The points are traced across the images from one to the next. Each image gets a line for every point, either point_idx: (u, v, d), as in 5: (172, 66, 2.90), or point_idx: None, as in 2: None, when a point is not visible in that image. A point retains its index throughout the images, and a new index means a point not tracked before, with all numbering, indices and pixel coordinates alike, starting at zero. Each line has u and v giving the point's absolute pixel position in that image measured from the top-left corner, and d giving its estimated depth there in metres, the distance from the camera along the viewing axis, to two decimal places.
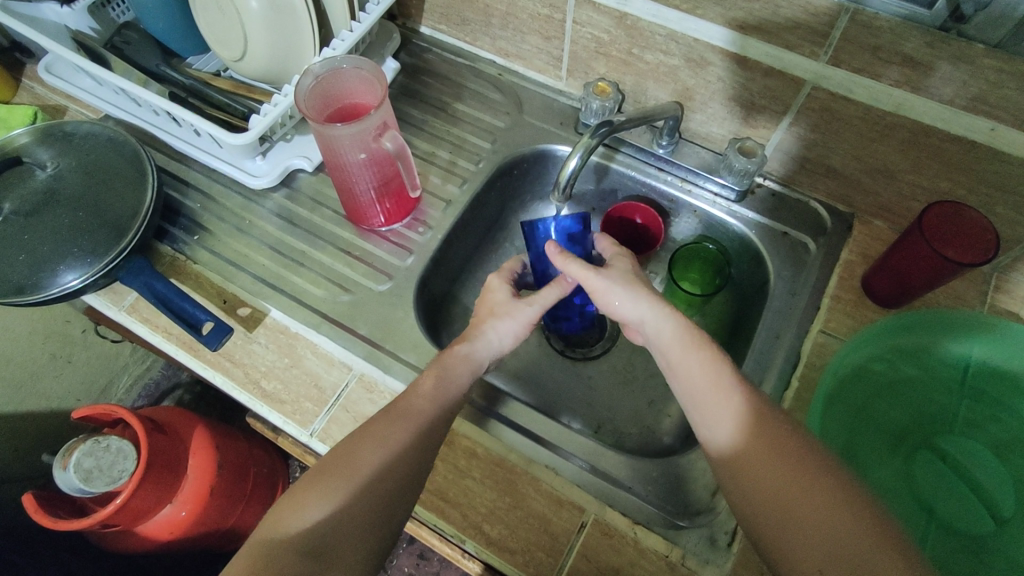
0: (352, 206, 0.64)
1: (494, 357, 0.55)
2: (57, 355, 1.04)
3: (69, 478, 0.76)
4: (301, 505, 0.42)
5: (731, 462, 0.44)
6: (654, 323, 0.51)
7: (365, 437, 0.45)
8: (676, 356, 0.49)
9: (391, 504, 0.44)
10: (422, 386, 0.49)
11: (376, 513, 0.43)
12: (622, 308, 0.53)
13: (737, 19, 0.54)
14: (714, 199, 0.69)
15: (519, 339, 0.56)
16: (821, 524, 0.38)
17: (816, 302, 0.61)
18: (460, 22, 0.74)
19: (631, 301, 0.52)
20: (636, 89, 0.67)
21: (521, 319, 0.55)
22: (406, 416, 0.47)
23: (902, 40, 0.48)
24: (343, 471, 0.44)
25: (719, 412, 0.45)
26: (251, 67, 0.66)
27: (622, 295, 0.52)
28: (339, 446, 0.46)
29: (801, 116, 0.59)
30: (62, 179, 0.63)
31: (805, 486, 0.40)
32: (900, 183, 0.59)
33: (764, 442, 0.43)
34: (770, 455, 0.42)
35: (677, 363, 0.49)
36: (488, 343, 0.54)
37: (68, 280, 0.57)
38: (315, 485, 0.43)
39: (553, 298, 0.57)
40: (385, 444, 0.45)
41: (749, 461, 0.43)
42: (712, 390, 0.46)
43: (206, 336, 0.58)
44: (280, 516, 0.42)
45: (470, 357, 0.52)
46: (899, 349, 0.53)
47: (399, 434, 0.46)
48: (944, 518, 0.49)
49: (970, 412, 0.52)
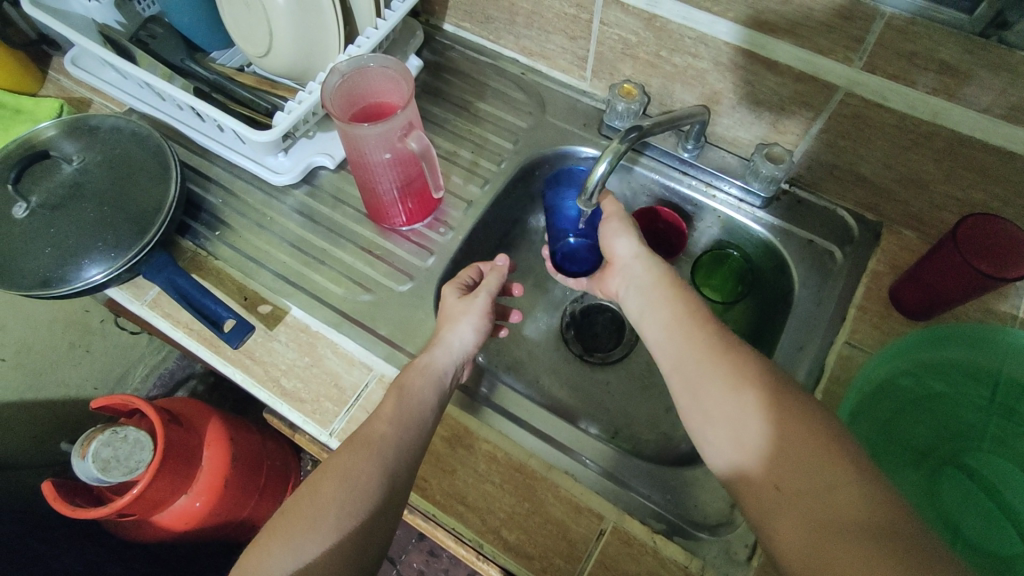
0: (374, 204, 0.64)
1: (460, 360, 0.55)
2: (75, 344, 1.06)
3: (86, 467, 0.78)
4: (270, 548, 0.43)
5: (687, 377, 0.48)
6: (645, 264, 0.56)
7: (329, 473, 0.45)
8: (661, 299, 0.53)
9: (372, 529, 0.44)
10: (384, 411, 0.49)
11: (354, 539, 0.44)
12: (619, 243, 0.58)
13: (769, 23, 0.53)
14: (738, 204, 0.68)
15: (482, 331, 0.57)
16: (833, 503, 0.39)
17: (843, 312, 0.60)
18: (484, 20, 0.74)
19: (630, 239, 0.58)
20: (662, 92, 0.66)
21: (474, 311, 0.56)
22: (367, 447, 0.47)
23: (940, 47, 0.46)
24: (311, 505, 0.44)
25: (728, 379, 0.46)
26: (275, 63, 0.66)
27: (626, 230, 0.58)
28: (355, 451, 0.46)
29: (831, 123, 0.58)
30: (87, 172, 0.63)
31: (777, 421, 0.43)
32: (932, 193, 0.58)
33: (780, 432, 0.42)
34: (786, 444, 0.42)
35: (652, 299, 0.54)
36: (449, 347, 0.54)
37: (92, 275, 0.57)
38: (279, 527, 0.44)
39: (496, 282, 0.58)
40: (349, 479, 0.45)
41: (716, 392, 0.46)
42: (681, 317, 0.51)
43: (227, 333, 0.59)
44: (267, 553, 0.42)
45: (430, 367, 0.52)
46: (928, 365, 0.52)
47: (361, 467, 0.46)
48: (970, 537, 0.48)
49: (1001, 428, 0.51)
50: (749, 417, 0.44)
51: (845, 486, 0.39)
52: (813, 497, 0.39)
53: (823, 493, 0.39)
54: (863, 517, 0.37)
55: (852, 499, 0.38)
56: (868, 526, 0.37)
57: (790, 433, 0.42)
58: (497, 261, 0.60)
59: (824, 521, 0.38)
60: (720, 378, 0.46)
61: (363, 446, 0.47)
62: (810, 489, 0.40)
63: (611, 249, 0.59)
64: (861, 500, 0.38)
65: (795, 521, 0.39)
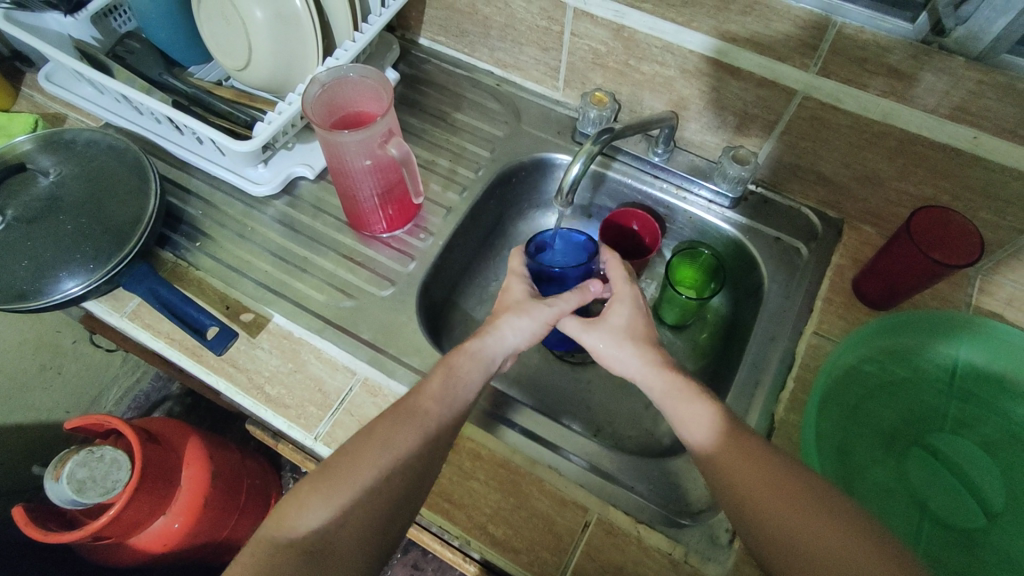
0: (354, 211, 0.65)
1: (509, 352, 0.54)
2: (47, 366, 1.03)
3: (60, 489, 0.75)
4: (304, 504, 0.43)
5: (707, 455, 0.46)
6: (655, 374, 0.50)
7: (368, 440, 0.45)
8: (690, 406, 0.48)
9: (401, 499, 0.45)
10: (433, 386, 0.49)
11: (384, 508, 0.44)
12: (622, 360, 0.53)
13: (729, 32, 0.56)
14: (708, 205, 0.70)
15: (537, 335, 0.55)
16: (775, 518, 0.41)
17: (810, 304, 0.62)
18: (459, 33, 0.76)
19: (635, 355, 0.52)
20: (632, 99, 0.69)
21: (538, 316, 0.54)
22: (412, 416, 0.47)
23: (887, 53, 0.50)
24: (347, 470, 0.44)
25: (694, 410, 0.47)
26: (253, 77, 0.67)
27: (617, 353, 0.53)
28: (385, 420, 0.47)
29: (792, 126, 0.61)
30: (63, 186, 0.63)
31: (769, 485, 0.42)
32: (887, 190, 0.61)
33: (728, 447, 0.45)
34: (733, 458, 0.44)
35: (667, 402, 0.49)
36: (501, 337, 0.53)
37: (69, 287, 0.57)
38: (305, 490, 0.44)
39: (571, 306, 0.56)
40: (389, 449, 0.45)
41: (719, 460, 0.45)
42: (677, 396, 0.49)
43: (211, 340, 0.59)
44: (288, 515, 0.43)
45: (479, 355, 0.52)
46: (888, 351, 0.55)
47: (406, 436, 0.46)
48: (937, 514, 0.49)
49: (960, 410, 0.54)
50: (701, 421, 0.47)
51: (785, 500, 0.41)
52: (770, 517, 0.41)
53: (762, 505, 0.42)
54: (802, 529, 0.40)
55: (792, 514, 0.40)
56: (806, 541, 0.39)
57: (737, 450, 0.45)
58: (585, 286, 0.56)
59: (776, 534, 0.41)
60: (684, 414, 0.48)
61: (409, 414, 0.47)
62: (755, 502, 0.42)
63: (611, 364, 0.54)
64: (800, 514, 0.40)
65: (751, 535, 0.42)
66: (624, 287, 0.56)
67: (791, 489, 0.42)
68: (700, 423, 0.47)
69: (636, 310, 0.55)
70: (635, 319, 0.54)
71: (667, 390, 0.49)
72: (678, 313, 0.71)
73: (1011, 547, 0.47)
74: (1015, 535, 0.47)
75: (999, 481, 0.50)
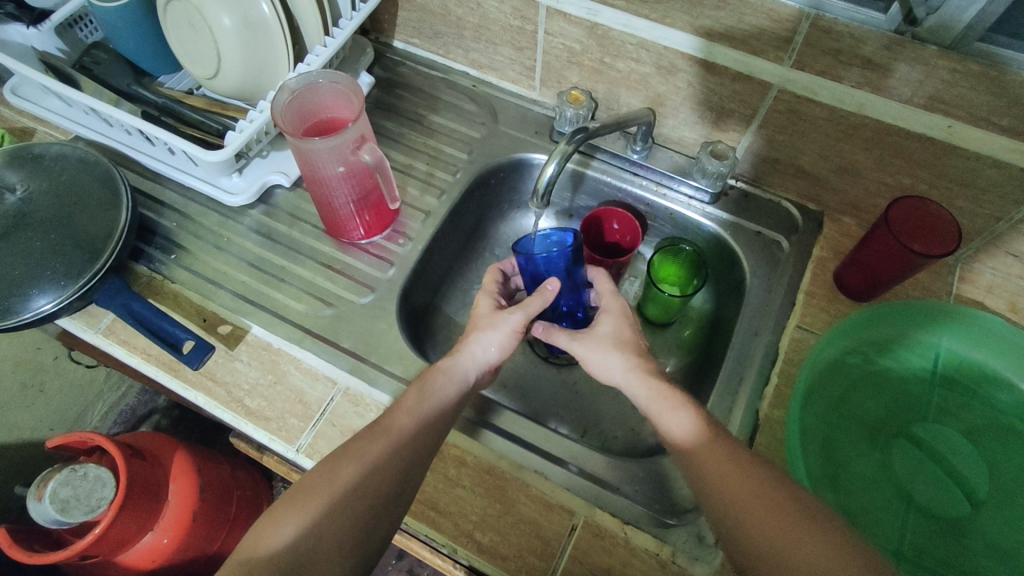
0: (331, 219, 0.64)
1: (482, 368, 0.54)
2: (28, 384, 1.01)
3: (45, 510, 0.73)
4: (281, 520, 0.42)
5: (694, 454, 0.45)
6: (643, 381, 0.50)
7: (347, 455, 0.45)
8: (681, 412, 0.47)
9: (379, 514, 0.44)
10: (406, 402, 0.49)
11: (362, 525, 0.43)
12: (610, 368, 0.53)
13: (704, 26, 0.55)
14: (689, 201, 0.70)
15: (507, 347, 0.55)
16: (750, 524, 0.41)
17: (792, 299, 0.62)
18: (433, 35, 0.75)
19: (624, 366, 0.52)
20: (608, 97, 0.69)
21: (505, 327, 0.54)
22: (386, 434, 0.47)
23: (860, 44, 0.50)
24: (323, 486, 0.44)
25: (677, 415, 0.47)
26: (224, 84, 0.66)
27: (602, 361, 0.53)
28: (358, 437, 0.47)
29: (768, 119, 0.61)
30: (32, 202, 0.61)
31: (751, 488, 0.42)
32: (866, 181, 0.61)
33: (711, 443, 0.45)
34: (710, 457, 0.44)
35: (659, 416, 0.48)
36: (472, 353, 0.53)
37: (41, 304, 0.56)
38: (282, 510, 0.43)
39: (536, 309, 0.54)
40: (367, 458, 0.45)
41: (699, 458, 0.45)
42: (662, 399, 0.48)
43: (186, 355, 0.58)
44: (263, 532, 0.42)
45: (451, 370, 0.52)
46: (871, 342, 0.55)
47: (382, 450, 0.46)
48: (923, 504, 0.49)
49: (944, 399, 0.54)
50: (685, 423, 0.47)
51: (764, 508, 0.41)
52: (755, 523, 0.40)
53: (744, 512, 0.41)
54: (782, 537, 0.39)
55: (758, 521, 0.40)
56: (772, 549, 0.39)
57: (721, 448, 0.45)
58: (544, 287, 0.55)
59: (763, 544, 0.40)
60: (670, 417, 0.47)
61: (385, 431, 0.47)
62: (740, 504, 0.42)
63: (604, 374, 0.53)
64: (762, 520, 0.40)
65: (725, 539, 0.42)
66: (613, 300, 0.57)
67: (762, 493, 0.41)
68: (675, 430, 0.47)
69: (623, 322, 0.55)
70: (620, 330, 0.55)
71: (652, 396, 0.49)
72: (663, 312, 0.70)
73: (995, 533, 0.47)
74: (998, 522, 0.47)
75: (983, 469, 0.50)
